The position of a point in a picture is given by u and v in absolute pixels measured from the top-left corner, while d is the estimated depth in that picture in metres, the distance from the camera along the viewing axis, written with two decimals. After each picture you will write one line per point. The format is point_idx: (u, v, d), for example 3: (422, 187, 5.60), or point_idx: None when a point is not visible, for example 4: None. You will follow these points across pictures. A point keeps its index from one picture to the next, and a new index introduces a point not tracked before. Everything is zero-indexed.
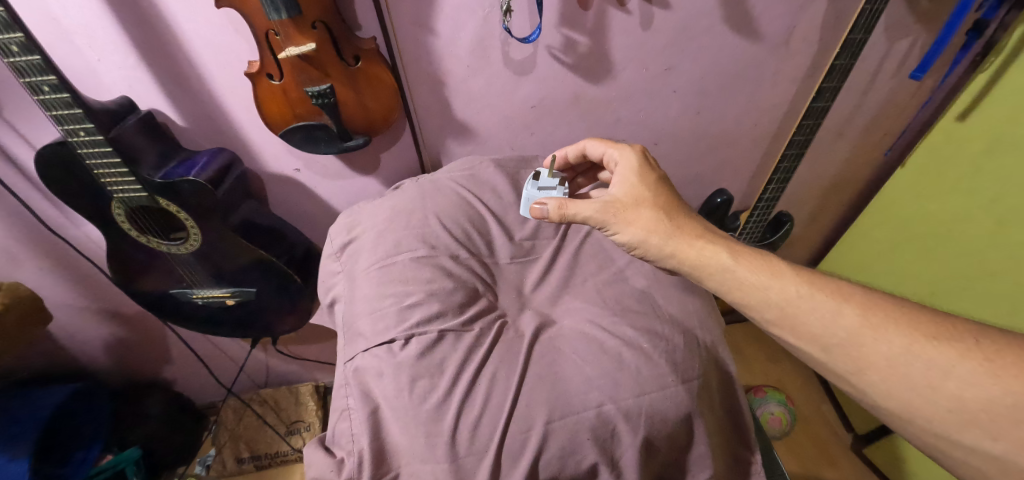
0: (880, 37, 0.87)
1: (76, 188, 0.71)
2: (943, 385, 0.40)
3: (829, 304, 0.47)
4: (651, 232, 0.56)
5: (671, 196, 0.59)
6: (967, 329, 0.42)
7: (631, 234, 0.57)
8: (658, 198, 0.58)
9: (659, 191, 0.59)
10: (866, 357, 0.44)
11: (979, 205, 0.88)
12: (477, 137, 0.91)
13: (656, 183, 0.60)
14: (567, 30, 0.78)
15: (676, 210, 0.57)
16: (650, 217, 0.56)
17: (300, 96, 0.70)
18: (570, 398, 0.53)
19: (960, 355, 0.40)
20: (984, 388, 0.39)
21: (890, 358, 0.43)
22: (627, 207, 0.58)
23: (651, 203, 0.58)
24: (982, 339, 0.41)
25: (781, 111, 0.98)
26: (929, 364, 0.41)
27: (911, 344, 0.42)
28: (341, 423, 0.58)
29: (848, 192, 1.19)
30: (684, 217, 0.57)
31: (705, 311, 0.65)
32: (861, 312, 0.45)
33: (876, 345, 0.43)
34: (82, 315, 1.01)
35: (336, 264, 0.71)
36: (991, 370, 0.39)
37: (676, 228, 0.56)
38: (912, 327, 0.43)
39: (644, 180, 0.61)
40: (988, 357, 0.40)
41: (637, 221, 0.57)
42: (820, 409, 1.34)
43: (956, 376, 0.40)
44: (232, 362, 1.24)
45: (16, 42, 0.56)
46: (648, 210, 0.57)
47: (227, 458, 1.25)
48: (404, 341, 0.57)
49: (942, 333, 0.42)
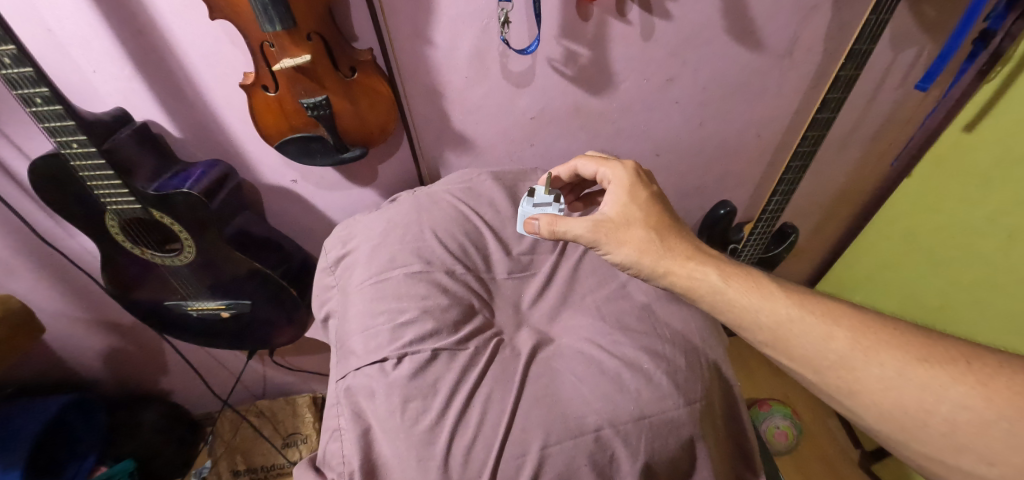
0: (886, 48, 0.86)
1: (69, 200, 0.70)
2: (935, 409, 0.39)
3: (819, 328, 0.46)
4: (644, 252, 0.55)
5: (664, 214, 0.58)
6: (960, 350, 0.41)
7: (624, 254, 0.56)
8: (650, 217, 0.57)
9: (651, 210, 0.58)
10: (856, 380, 0.43)
11: (982, 220, 0.87)
12: (475, 148, 0.90)
13: (649, 201, 0.59)
14: (567, 41, 0.77)
15: (669, 229, 0.56)
16: (642, 236, 0.55)
17: (295, 107, 0.69)
18: (567, 421, 0.51)
19: (952, 378, 0.40)
20: (978, 412, 0.38)
21: (883, 382, 0.42)
22: (619, 227, 0.57)
23: (643, 222, 0.57)
24: (974, 361, 0.40)
25: (784, 122, 0.97)
26: (921, 387, 0.40)
27: (904, 367, 0.41)
28: (331, 444, 0.56)
29: (854, 202, 1.17)
30: (676, 237, 0.55)
31: (707, 326, 0.63)
32: (851, 335, 0.44)
33: (868, 368, 0.43)
34: (78, 326, 1.00)
35: (330, 278, 0.70)
36: (985, 394, 0.38)
37: (668, 248, 0.54)
38: (903, 349, 0.42)
39: (637, 199, 0.59)
40: (981, 380, 0.39)
41: (629, 241, 0.55)
42: (827, 425, 1.31)
43: (949, 399, 0.39)
44: (228, 373, 1.22)
45: (8, 53, 0.55)
46: (640, 230, 0.56)
47: (222, 470, 1.23)
48: (397, 360, 0.56)
49: (933, 355, 0.41)
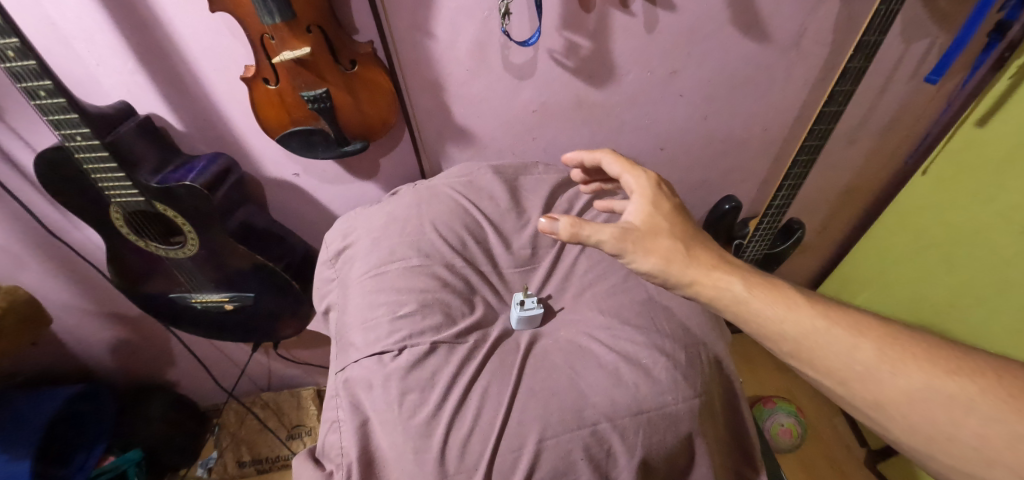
0: (895, 39, 0.84)
1: (75, 193, 0.71)
2: (963, 421, 0.39)
3: (846, 338, 0.45)
4: (671, 261, 0.52)
5: (688, 225, 0.55)
6: (988, 362, 0.41)
7: (650, 264, 0.52)
8: (675, 227, 0.54)
9: (677, 220, 0.55)
10: (883, 392, 0.42)
11: (991, 218, 0.86)
12: (476, 142, 0.89)
13: (673, 212, 0.55)
14: (569, 33, 0.76)
15: (694, 239, 0.53)
16: (669, 246, 0.52)
17: (296, 100, 0.69)
18: (565, 414, 0.50)
19: (980, 391, 0.40)
20: (1006, 424, 0.38)
21: (909, 394, 0.41)
22: (645, 236, 0.53)
23: (669, 232, 0.53)
24: (1001, 373, 0.40)
25: (791, 116, 0.95)
26: (949, 399, 0.40)
27: (930, 379, 0.41)
28: (330, 435, 0.57)
29: (862, 198, 1.15)
30: (701, 246, 0.53)
31: (709, 321, 0.62)
32: (878, 347, 0.44)
33: (896, 380, 0.42)
34: (86, 317, 1.02)
35: (331, 271, 0.70)
36: (1014, 406, 0.38)
37: (694, 257, 0.52)
38: (931, 361, 0.42)
39: (662, 208, 0.55)
40: (1010, 393, 0.39)
41: (656, 250, 0.52)
42: (831, 422, 1.30)
43: (977, 412, 0.39)
44: (233, 365, 1.23)
45: (11, 47, 0.55)
46: (666, 240, 0.53)
47: (229, 460, 1.26)
48: (396, 352, 0.56)
49: (961, 367, 0.41)
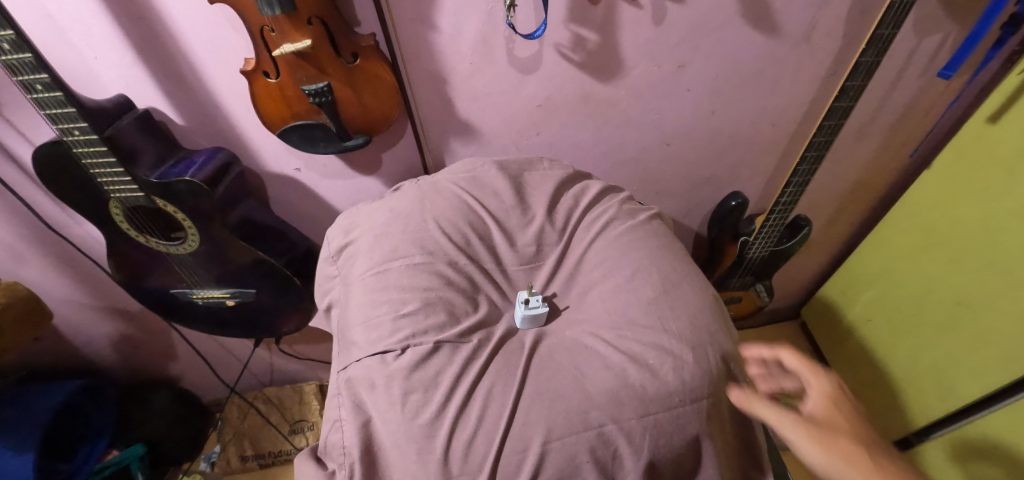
0: (908, 34, 0.82)
1: (74, 189, 0.70)
2: None
3: None
4: (853, 467, 0.44)
5: (879, 436, 0.47)
6: None
7: (826, 466, 0.45)
8: (862, 432, 0.46)
9: (865, 426, 0.47)
10: None
11: (998, 215, 0.84)
12: (480, 137, 0.88)
13: (859, 416, 0.48)
14: (576, 25, 0.75)
15: (886, 452, 0.45)
16: (853, 449, 0.45)
17: (297, 94, 0.68)
18: (571, 415, 0.50)
19: None
20: None
21: None
22: (824, 432, 0.46)
23: (854, 435, 0.46)
24: None
25: (801, 111, 0.94)
26: None
27: None
28: (331, 434, 0.56)
29: (870, 194, 1.14)
30: (894, 461, 0.44)
31: (717, 320, 0.60)
32: None
33: None
34: (87, 312, 1.01)
35: (333, 268, 0.70)
36: None
37: (884, 468, 0.43)
38: None
39: (845, 412, 0.48)
40: None
41: (836, 449, 0.45)
42: None
43: None
44: (236, 360, 1.23)
45: (6, 39, 0.54)
46: (850, 442, 0.45)
47: (231, 455, 1.26)
48: (398, 352, 0.55)
49: None
